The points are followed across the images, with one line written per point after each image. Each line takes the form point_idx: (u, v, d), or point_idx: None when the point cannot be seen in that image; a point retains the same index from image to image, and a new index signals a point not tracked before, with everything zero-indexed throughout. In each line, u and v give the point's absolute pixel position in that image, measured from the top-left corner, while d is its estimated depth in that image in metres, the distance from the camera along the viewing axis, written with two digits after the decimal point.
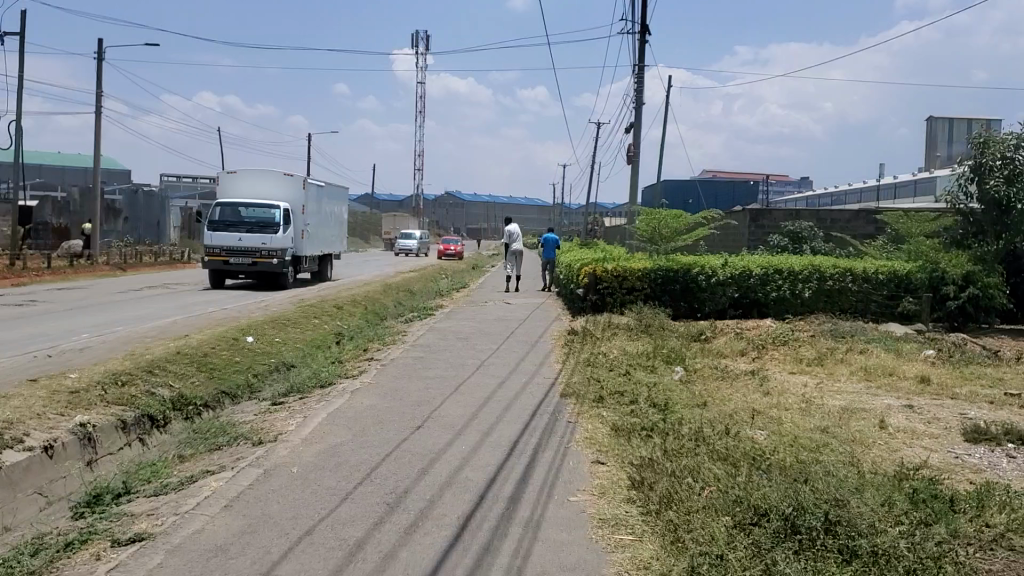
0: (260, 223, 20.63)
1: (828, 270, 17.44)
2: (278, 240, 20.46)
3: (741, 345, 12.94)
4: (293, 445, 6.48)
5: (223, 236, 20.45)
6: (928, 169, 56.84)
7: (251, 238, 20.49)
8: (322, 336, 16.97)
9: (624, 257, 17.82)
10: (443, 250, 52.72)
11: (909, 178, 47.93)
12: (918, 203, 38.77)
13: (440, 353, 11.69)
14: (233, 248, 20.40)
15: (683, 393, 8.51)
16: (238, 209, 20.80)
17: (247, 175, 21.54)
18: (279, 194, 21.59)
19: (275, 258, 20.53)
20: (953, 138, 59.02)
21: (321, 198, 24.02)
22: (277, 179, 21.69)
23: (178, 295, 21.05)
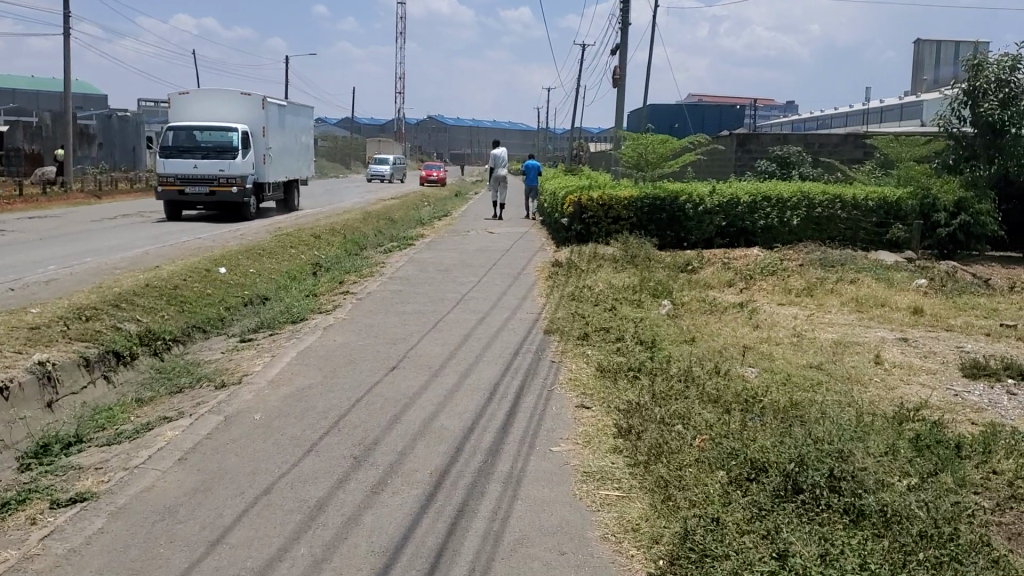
0: (217, 148, 19.49)
1: (817, 197, 17.06)
2: (237, 165, 19.33)
3: (729, 275, 12.58)
4: (258, 388, 6.10)
5: (177, 163, 19.32)
6: (916, 93, 56.15)
7: (207, 165, 19.34)
8: (298, 267, 16.52)
9: (610, 185, 17.33)
10: (426, 176, 51.97)
11: (897, 101, 47.30)
12: (904, 128, 38.27)
13: (419, 285, 11.26)
14: (188, 176, 19.28)
15: (671, 329, 8.15)
16: (194, 133, 19.67)
17: (202, 97, 20.27)
18: (237, 116, 20.39)
19: (234, 186, 19.41)
20: (941, 61, 58.24)
21: (284, 121, 22.57)
22: (233, 101, 20.42)
23: (137, 227, 20.07)
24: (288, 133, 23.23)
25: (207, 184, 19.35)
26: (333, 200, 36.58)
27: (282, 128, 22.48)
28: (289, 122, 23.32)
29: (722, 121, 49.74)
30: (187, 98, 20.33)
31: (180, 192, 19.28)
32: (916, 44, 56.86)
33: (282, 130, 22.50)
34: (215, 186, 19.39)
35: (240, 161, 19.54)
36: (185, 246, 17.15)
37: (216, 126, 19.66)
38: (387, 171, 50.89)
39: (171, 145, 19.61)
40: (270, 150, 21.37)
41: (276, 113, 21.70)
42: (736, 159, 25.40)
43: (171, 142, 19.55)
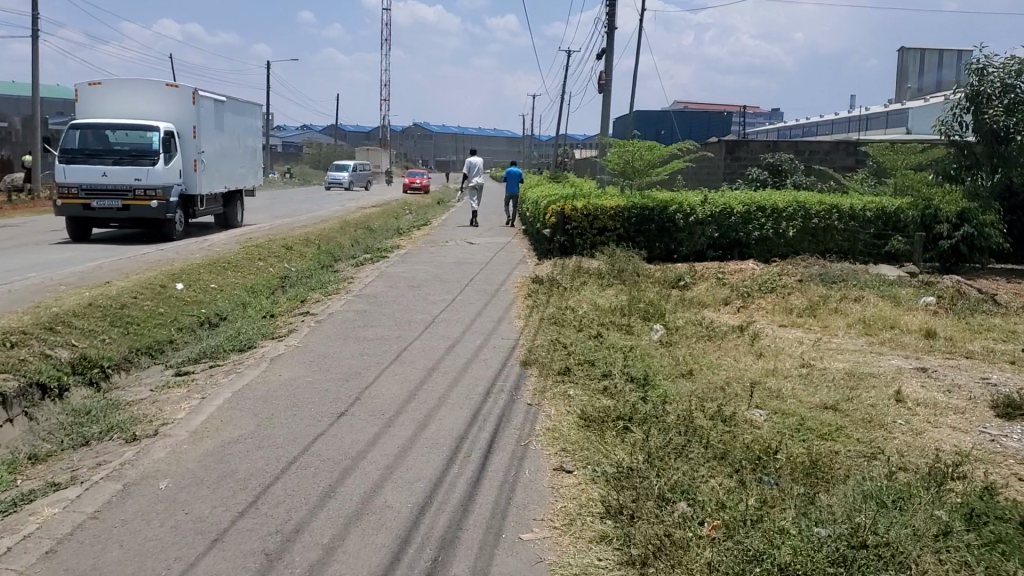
0: (134, 152, 16.42)
1: (813, 207, 16.26)
2: (157, 174, 16.29)
3: (724, 293, 11.68)
4: (175, 444, 5.12)
5: (82, 170, 16.24)
6: (900, 100, 55.59)
7: (119, 172, 16.27)
8: (264, 281, 15.54)
9: (595, 193, 16.34)
10: (408, 183, 50.97)
11: (883, 109, 46.60)
12: (890, 135, 37.53)
13: (387, 306, 10.25)
14: (95, 186, 16.20)
15: (665, 361, 7.18)
16: (105, 133, 16.55)
17: (119, 90, 17.26)
18: (163, 114, 17.37)
19: (154, 201, 16.42)
20: (924, 68, 57.77)
21: (221, 120, 19.33)
22: (158, 95, 17.35)
23: (34, 246, 17.00)
24: (227, 135, 20.01)
25: (120, 198, 16.30)
26: (307, 209, 35.49)
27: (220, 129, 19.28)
28: (230, 120, 20.29)
29: (707, 128, 48.93)
30: (100, 91, 17.19)
31: (86, 207, 16.21)
32: (899, 51, 56.37)
33: (220, 130, 19.52)
34: (130, 200, 16.34)
35: (162, 168, 16.51)
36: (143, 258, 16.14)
37: (132, 125, 16.58)
38: (345, 179, 49.33)
39: (77, 149, 16.48)
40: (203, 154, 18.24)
41: (210, 111, 18.52)
42: (725, 167, 24.53)
43: (76, 145, 16.41)
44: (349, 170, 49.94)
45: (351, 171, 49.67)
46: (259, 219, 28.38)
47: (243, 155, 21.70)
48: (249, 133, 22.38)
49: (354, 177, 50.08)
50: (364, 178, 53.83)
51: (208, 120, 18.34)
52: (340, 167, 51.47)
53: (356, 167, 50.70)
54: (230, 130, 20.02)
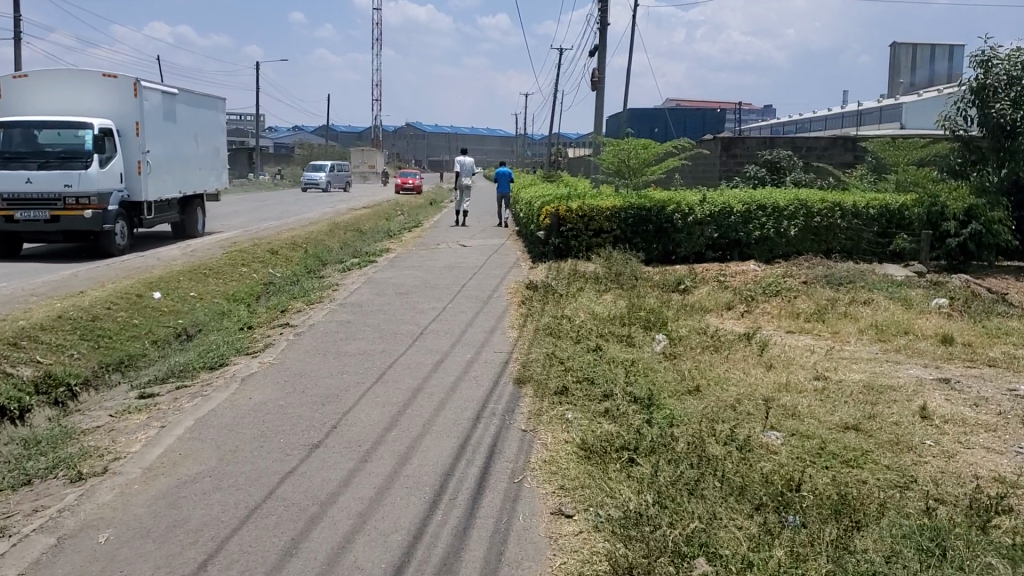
0: (65, 153, 14.66)
1: (815, 205, 15.79)
2: (89, 177, 14.52)
3: (726, 297, 11.14)
4: (125, 485, 4.55)
5: (4, 176, 14.43)
6: (892, 95, 55.18)
7: (46, 178, 14.43)
8: (248, 289, 14.97)
9: (590, 193, 15.76)
10: (401, 183, 50.40)
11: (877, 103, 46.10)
12: (885, 130, 37.06)
13: (373, 316, 9.68)
14: (21, 195, 14.39)
15: (671, 378, 6.62)
16: (32, 132, 14.80)
17: (55, 87, 15.74)
18: (103, 110, 15.78)
19: (87, 211, 14.59)
20: (915, 65, 57.37)
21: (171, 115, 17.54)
22: (97, 90, 15.81)
23: None
24: (180, 133, 18.23)
25: (48, 208, 14.45)
26: (294, 212, 34.81)
27: (169, 125, 17.51)
28: (183, 116, 18.38)
29: (698, 125, 48.39)
30: (34, 88, 15.66)
31: (10, 220, 14.39)
32: (891, 46, 55.94)
33: (170, 128, 17.54)
34: (60, 210, 14.49)
35: (96, 170, 14.73)
36: (119, 264, 15.56)
37: (63, 123, 14.84)
38: (321, 180, 48.32)
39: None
40: (150, 153, 16.49)
41: (156, 104, 16.76)
42: (721, 165, 24.00)
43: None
44: (325, 169, 49.00)
45: (327, 171, 48.72)
46: (245, 223, 27.74)
47: (203, 153, 19.91)
48: (211, 131, 20.62)
49: (331, 178, 49.14)
50: (342, 180, 52.89)
51: (156, 115, 16.66)
52: (316, 167, 50.57)
53: (333, 168, 49.73)
54: (183, 126, 18.24)
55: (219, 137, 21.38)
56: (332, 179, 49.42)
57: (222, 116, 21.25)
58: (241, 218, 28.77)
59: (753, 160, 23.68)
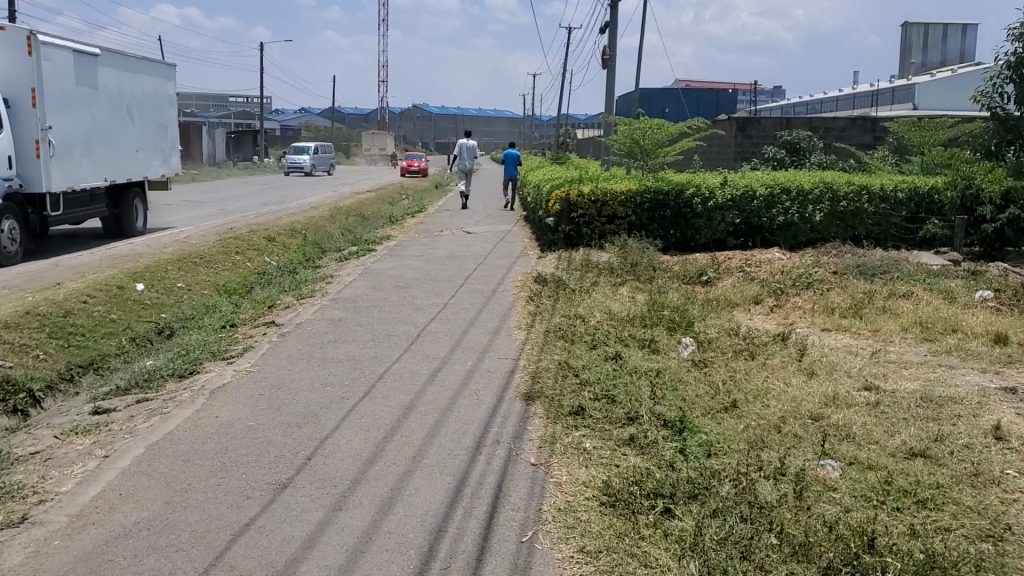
0: None
1: (842, 189, 14.90)
2: None
3: (753, 290, 10.28)
4: (44, 541, 3.71)
5: None
6: (904, 76, 53.96)
7: None
8: (242, 278, 14.15)
9: (603, 176, 14.81)
10: (406, 166, 49.52)
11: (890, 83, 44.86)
12: (898, 110, 35.93)
13: (367, 313, 8.81)
14: None
15: (702, 395, 5.73)
16: None
17: None
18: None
19: None
20: (927, 45, 56.12)
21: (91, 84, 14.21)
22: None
23: None
24: (102, 106, 14.71)
25: None
26: (292, 195, 33.83)
27: (87, 96, 14.10)
28: (109, 85, 14.88)
29: (706, 107, 47.27)
30: None
31: None
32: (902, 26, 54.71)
33: (88, 97, 14.08)
34: None
35: None
36: (100, 253, 14.78)
37: None
38: (306, 164, 46.72)
39: None
40: (51, 129, 12.99)
41: (66, 69, 13.37)
42: (735, 146, 23.04)
43: None
44: (310, 152, 47.49)
45: (311, 154, 47.20)
46: (240, 208, 26.83)
47: (140, 132, 16.42)
48: (155, 104, 17.06)
49: (316, 160, 47.63)
50: (327, 162, 51.26)
51: (63, 79, 13.21)
52: (301, 150, 49.02)
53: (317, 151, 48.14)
54: (105, 97, 14.70)
55: (168, 112, 17.90)
56: (316, 162, 47.88)
57: (171, 88, 17.74)
58: (242, 204, 27.98)
59: (770, 141, 22.71)
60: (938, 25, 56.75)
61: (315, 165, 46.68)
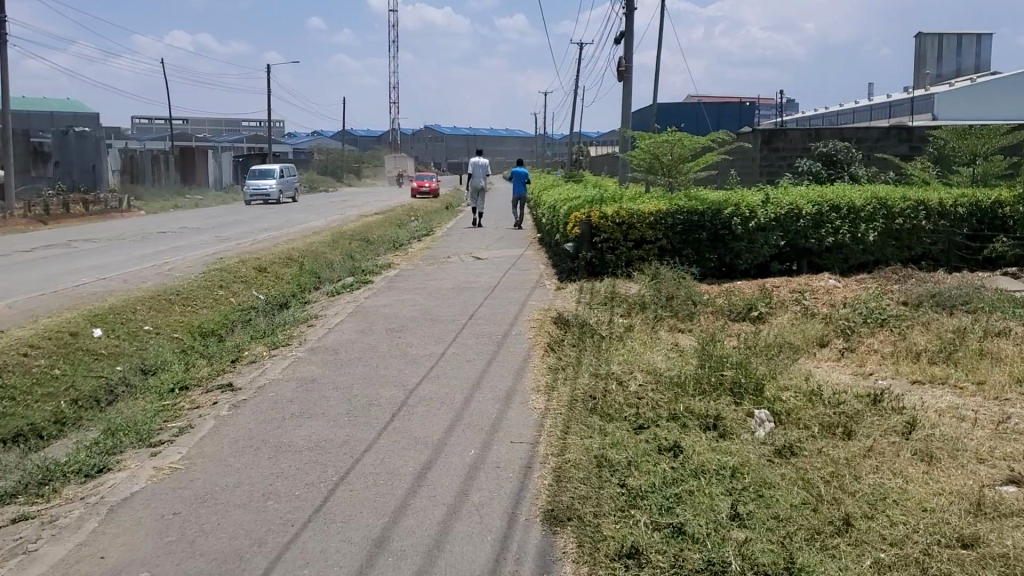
0: None
1: (896, 205, 13.20)
2: None
3: (817, 330, 8.59)
4: None
5: None
6: (925, 86, 51.97)
7: None
8: (222, 317, 12.45)
9: (627, 195, 13.05)
10: (416, 187, 47.97)
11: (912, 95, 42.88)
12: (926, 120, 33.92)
13: (344, 370, 7.07)
14: None
15: (799, 508, 4.05)
16: None
17: None
18: None
19: None
20: (942, 55, 54.28)
21: None
22: None
23: None
24: None
25: None
26: (292, 220, 31.87)
27: None
28: None
29: (724, 121, 45.33)
30: None
31: None
32: (920, 37, 52.85)
33: None
34: None
35: None
36: (69, 293, 13.23)
37: None
38: (271, 189, 40.35)
39: None
40: None
41: None
42: (761, 160, 21.21)
43: None
44: (275, 176, 41.38)
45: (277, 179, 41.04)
46: (233, 235, 24.99)
47: None
48: None
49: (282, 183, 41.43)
50: (292, 185, 44.78)
51: None
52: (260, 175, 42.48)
53: (281, 173, 41.89)
54: None
55: None
56: (283, 187, 42.30)
57: None
58: (241, 231, 26.47)
59: (799, 155, 20.93)
60: (956, 34, 54.79)
61: (284, 191, 40.55)
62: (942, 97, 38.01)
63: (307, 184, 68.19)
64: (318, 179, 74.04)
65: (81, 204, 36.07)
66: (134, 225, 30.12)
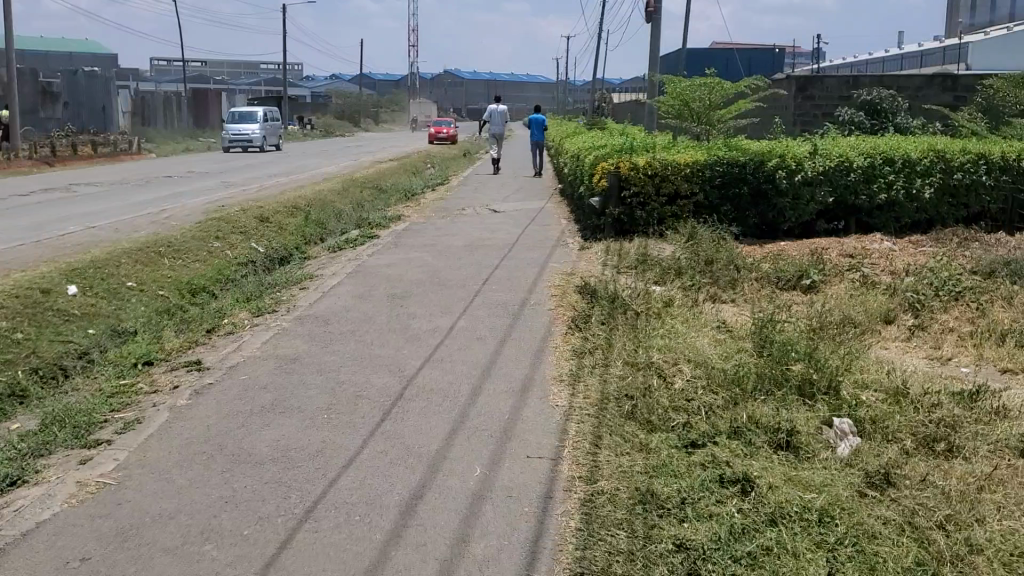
0: None
1: (955, 158, 11.96)
2: None
3: (880, 303, 7.46)
4: None
5: None
6: (957, 34, 49.91)
7: None
8: (213, 273, 11.40)
9: (659, 145, 11.83)
10: (434, 133, 46.66)
11: (946, 44, 41.04)
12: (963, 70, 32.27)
13: (333, 348, 6.03)
14: None
15: (913, 569, 2.99)
16: None
17: None
18: None
19: None
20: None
21: None
22: None
23: None
24: None
25: None
26: (304, 166, 30.70)
27: None
28: None
29: (754, 68, 43.66)
30: None
31: None
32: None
33: None
34: None
35: None
36: (52, 243, 12.20)
37: None
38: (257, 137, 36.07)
39: None
40: None
41: None
42: (795, 109, 19.77)
43: None
44: (257, 120, 36.96)
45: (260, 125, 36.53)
46: (240, 181, 23.88)
47: None
48: None
49: (265, 129, 36.94)
50: (276, 131, 40.16)
51: None
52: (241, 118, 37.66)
53: (264, 117, 37.40)
54: None
55: None
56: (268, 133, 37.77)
57: None
58: (249, 177, 25.37)
59: (836, 103, 19.52)
60: None
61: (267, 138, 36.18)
62: (977, 47, 36.22)
63: (321, 128, 66.52)
64: (334, 122, 72.29)
65: (89, 146, 34.91)
66: (142, 168, 29.09)
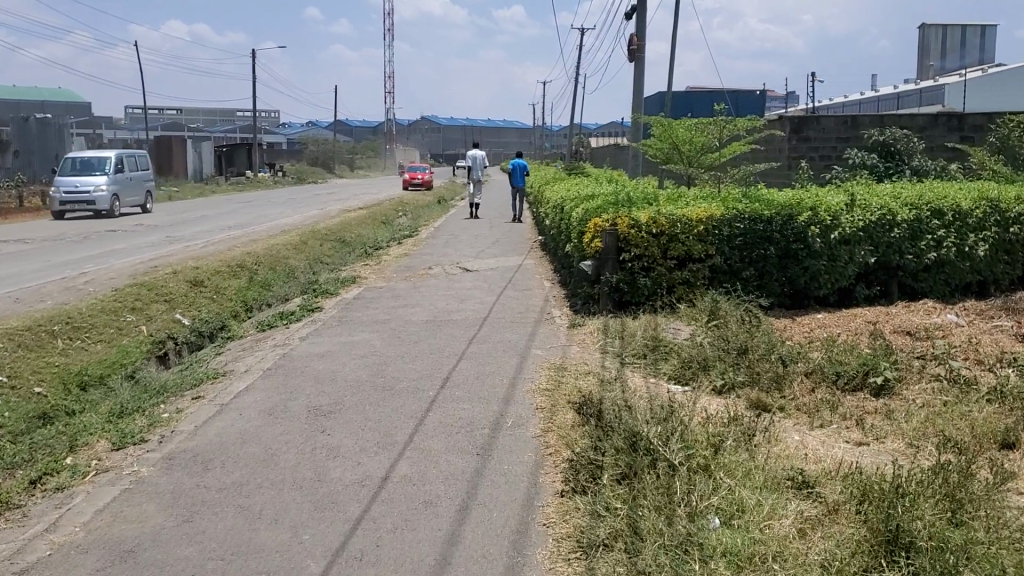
0: None
1: (1011, 207, 10.01)
2: None
3: (989, 417, 5.38)
4: None
5: None
6: (935, 76, 48.45)
7: None
8: (114, 362, 9.11)
9: (662, 195, 9.76)
10: (409, 180, 44.58)
11: (929, 84, 39.47)
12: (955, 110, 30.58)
13: (195, 530, 3.84)
14: None
15: None
16: None
17: None
18: None
19: None
20: (946, 49, 50.91)
21: None
22: None
23: None
24: None
25: None
26: (264, 216, 28.40)
27: None
28: None
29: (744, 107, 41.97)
30: None
31: None
32: (927, 25, 49.53)
33: None
34: None
35: None
36: None
37: None
38: (98, 193, 24.62)
39: None
40: None
41: None
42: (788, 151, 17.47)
43: None
44: (103, 168, 25.49)
45: (105, 177, 25.12)
46: (188, 236, 21.56)
47: None
48: None
49: (115, 183, 25.75)
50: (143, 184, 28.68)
51: None
52: (82, 168, 26.01)
53: (116, 166, 26.17)
54: None
55: None
56: (120, 190, 26.23)
57: None
58: (201, 231, 23.05)
59: (834, 146, 17.09)
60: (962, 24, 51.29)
61: (113, 196, 24.93)
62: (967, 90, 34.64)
63: (293, 175, 64.21)
64: (306, 170, 69.73)
65: (37, 198, 32.46)
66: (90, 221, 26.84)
